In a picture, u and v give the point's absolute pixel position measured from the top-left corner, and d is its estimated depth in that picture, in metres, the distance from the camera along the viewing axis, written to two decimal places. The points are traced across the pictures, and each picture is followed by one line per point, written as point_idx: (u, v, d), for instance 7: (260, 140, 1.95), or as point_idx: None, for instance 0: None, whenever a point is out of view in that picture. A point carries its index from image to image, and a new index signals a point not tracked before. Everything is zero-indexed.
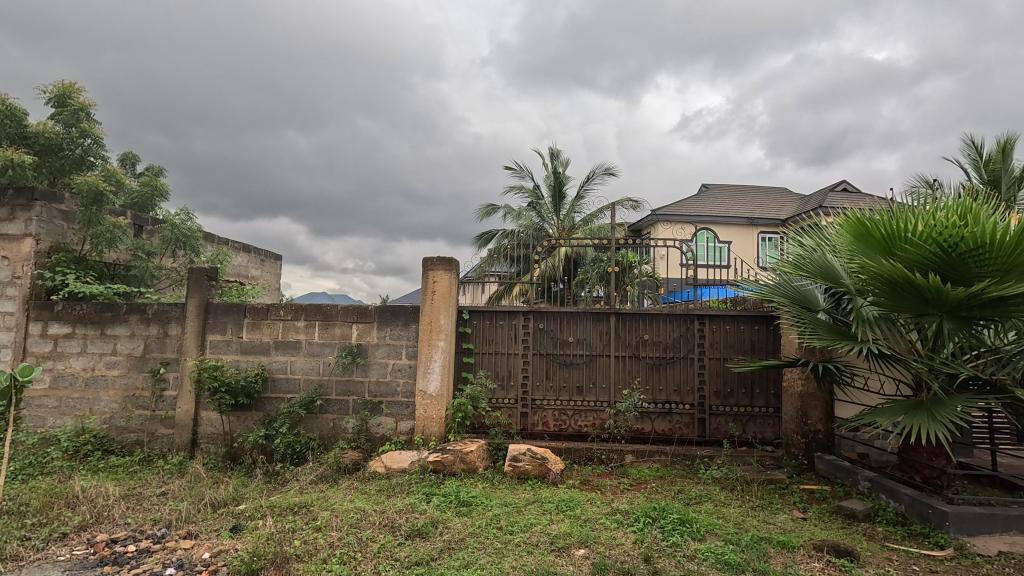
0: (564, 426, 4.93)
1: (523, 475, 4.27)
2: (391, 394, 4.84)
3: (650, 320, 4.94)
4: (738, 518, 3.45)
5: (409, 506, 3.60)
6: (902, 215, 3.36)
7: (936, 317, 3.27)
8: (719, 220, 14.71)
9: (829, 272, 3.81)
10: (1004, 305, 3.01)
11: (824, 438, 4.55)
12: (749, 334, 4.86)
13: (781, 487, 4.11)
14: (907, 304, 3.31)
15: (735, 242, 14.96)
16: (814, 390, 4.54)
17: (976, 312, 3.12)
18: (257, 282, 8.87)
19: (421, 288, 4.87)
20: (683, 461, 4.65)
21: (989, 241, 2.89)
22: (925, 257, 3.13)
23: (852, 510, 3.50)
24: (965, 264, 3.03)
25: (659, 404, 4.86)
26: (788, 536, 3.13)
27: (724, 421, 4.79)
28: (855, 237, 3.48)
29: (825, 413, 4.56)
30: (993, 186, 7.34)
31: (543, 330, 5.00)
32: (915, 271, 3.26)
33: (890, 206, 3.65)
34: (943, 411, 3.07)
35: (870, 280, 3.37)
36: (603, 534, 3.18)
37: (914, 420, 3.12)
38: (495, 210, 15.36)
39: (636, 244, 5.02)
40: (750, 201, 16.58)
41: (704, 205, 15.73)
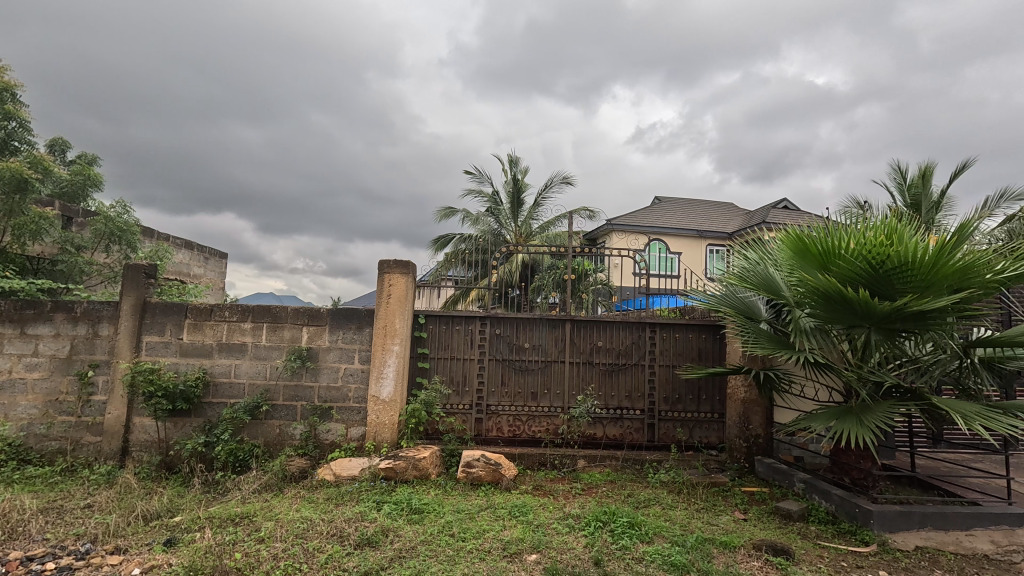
0: (517, 432, 4.94)
1: (476, 481, 4.25)
2: (342, 399, 4.71)
3: (603, 327, 5.06)
4: (683, 520, 3.57)
5: (359, 514, 3.51)
6: (837, 232, 3.59)
7: (865, 329, 3.51)
8: (670, 231, 15.22)
9: (771, 285, 4.02)
10: (922, 318, 3.28)
11: (763, 441, 4.77)
12: (697, 342, 5.06)
13: (724, 489, 4.28)
14: (840, 316, 3.54)
15: (684, 254, 15.52)
16: (756, 396, 4.75)
17: (899, 325, 3.38)
18: (200, 281, 8.45)
19: (376, 290, 4.76)
20: (633, 465, 4.76)
21: (911, 260, 3.14)
22: (856, 272, 3.37)
23: (788, 510, 3.69)
24: (890, 280, 3.29)
25: (611, 410, 4.97)
26: (730, 536, 3.27)
27: (672, 426, 4.96)
28: (794, 252, 3.70)
29: (766, 418, 4.78)
30: (915, 208, 7.99)
31: (499, 335, 5.02)
32: (847, 285, 3.51)
33: (826, 223, 3.89)
34: (870, 417, 3.31)
35: (807, 293, 3.60)
36: (555, 539, 3.21)
37: (844, 425, 3.33)
38: (453, 213, 15.33)
39: (591, 252, 5.12)
40: (699, 214, 17.30)
41: (656, 217, 16.27)
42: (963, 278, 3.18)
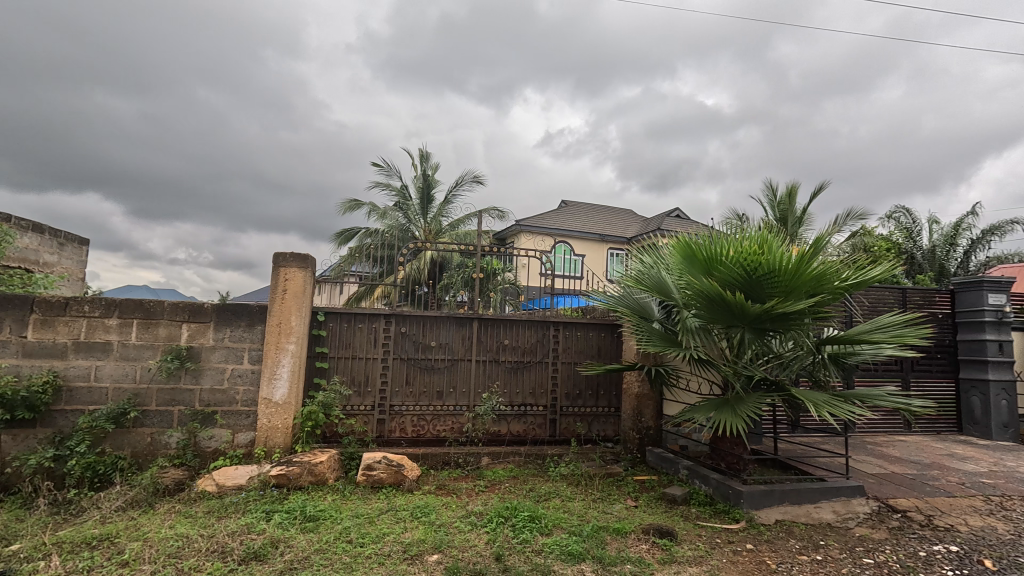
0: (422, 432, 4.86)
1: (377, 484, 4.12)
2: (228, 403, 4.33)
3: (509, 326, 5.14)
4: (580, 511, 3.73)
5: (244, 527, 3.24)
6: (719, 240, 3.96)
7: (740, 328, 3.91)
8: (575, 234, 15.85)
9: (662, 287, 4.34)
10: (785, 319, 3.72)
11: (654, 432, 5.14)
12: (597, 340, 5.33)
13: (618, 479, 4.55)
14: (720, 316, 3.91)
15: (588, 256, 16.25)
16: (648, 390, 5.10)
17: (767, 324, 3.81)
18: (52, 271, 7.31)
19: (270, 285, 4.42)
20: (535, 460, 4.89)
21: (777, 267, 3.55)
22: (734, 277, 3.74)
23: (673, 495, 4.00)
24: (761, 285, 3.69)
25: (515, 407, 5.07)
26: (622, 523, 3.47)
27: (572, 421, 5.18)
28: (683, 257, 4.03)
29: (656, 411, 5.15)
30: (782, 222, 9.06)
31: (404, 333, 4.90)
32: (726, 289, 3.88)
33: (710, 232, 4.28)
34: (742, 407, 3.69)
35: (693, 295, 3.93)
36: (456, 538, 3.21)
37: (721, 415, 3.69)
38: (359, 207, 14.72)
39: (500, 252, 5.18)
40: (602, 218, 18.22)
41: (562, 219, 16.86)
42: (817, 284, 3.65)
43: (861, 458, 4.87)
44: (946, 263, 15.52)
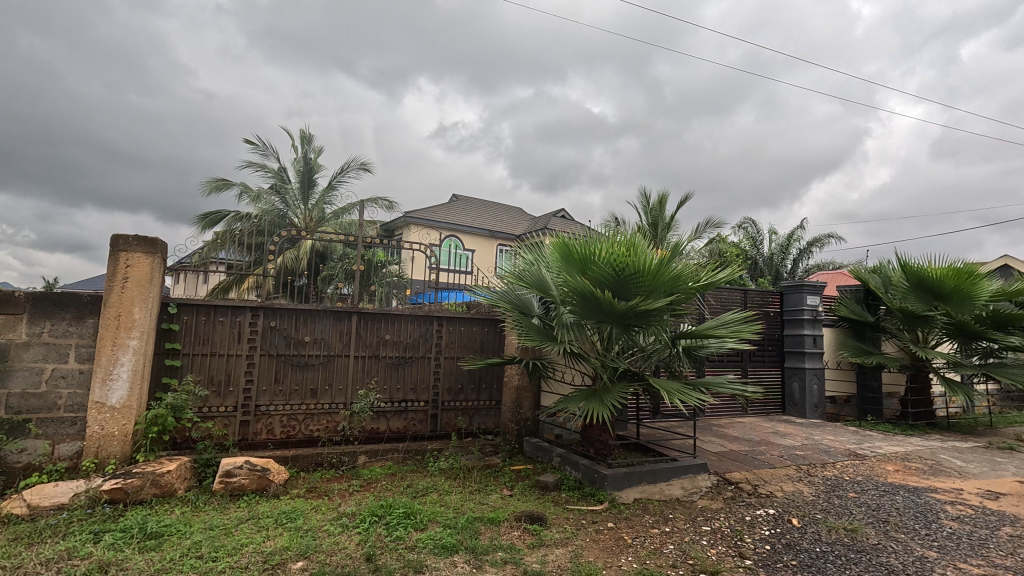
0: (292, 432, 4.56)
1: (238, 491, 3.78)
2: (47, 409, 3.70)
3: (391, 320, 5.01)
4: (457, 503, 3.78)
5: (64, 553, 2.79)
6: (593, 241, 4.23)
7: (609, 324, 4.22)
8: (465, 229, 15.90)
9: (542, 284, 4.52)
10: (648, 315, 4.09)
11: (531, 423, 5.35)
12: (480, 334, 5.41)
13: (496, 470, 4.67)
14: (592, 313, 4.18)
15: (478, 251, 16.40)
16: (527, 383, 5.30)
17: (632, 320, 4.15)
18: None
19: (107, 271, 3.83)
20: (414, 456, 4.84)
21: (642, 268, 3.89)
22: (604, 276, 4.02)
23: (545, 482, 4.21)
24: (627, 284, 4.01)
25: (395, 403, 4.96)
26: (496, 513, 3.58)
27: (454, 415, 5.20)
28: (561, 256, 4.24)
29: (534, 402, 5.37)
30: (653, 228, 9.93)
31: (274, 328, 4.55)
32: (598, 287, 4.16)
33: (587, 233, 4.56)
34: (608, 397, 3.99)
35: (569, 292, 4.15)
36: (325, 542, 3.06)
37: (590, 405, 3.95)
38: (228, 187, 13.34)
39: (386, 244, 5.04)
40: (493, 215, 18.49)
41: (453, 213, 16.81)
42: (674, 285, 4.07)
43: (707, 439, 5.52)
44: (781, 268, 18.18)
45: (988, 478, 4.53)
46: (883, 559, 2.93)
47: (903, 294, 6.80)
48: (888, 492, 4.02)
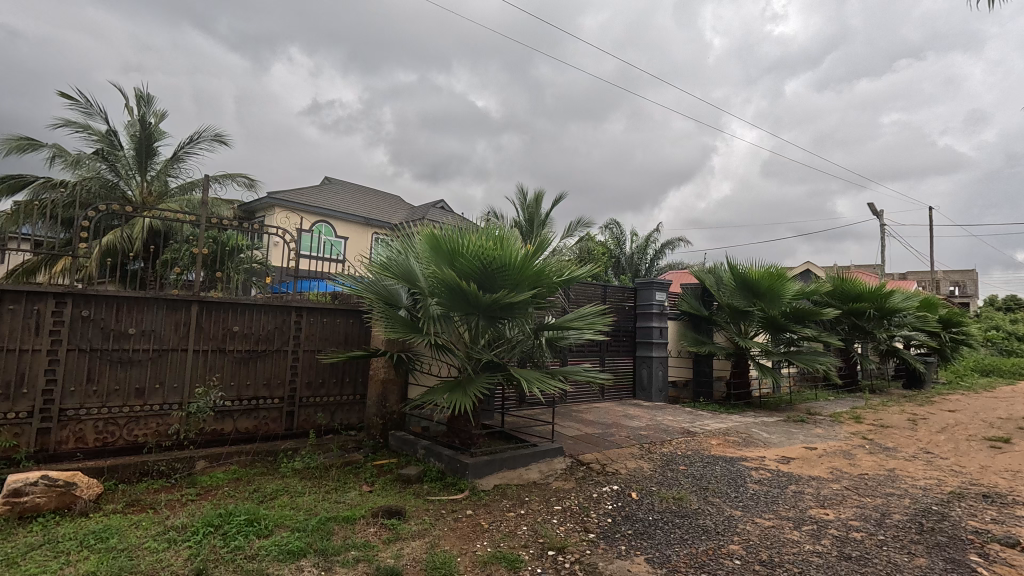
0: (110, 439, 3.93)
1: (30, 512, 3.15)
2: None
3: (241, 310, 4.55)
4: (309, 505, 3.57)
5: None
6: (462, 234, 4.26)
7: (475, 316, 4.29)
8: (337, 214, 15.02)
9: (409, 275, 4.44)
10: (512, 308, 4.23)
11: (397, 417, 5.24)
12: (344, 326, 5.15)
13: (356, 466, 4.50)
14: (458, 305, 4.21)
15: (351, 239, 15.61)
16: (393, 376, 5.18)
17: (498, 312, 4.26)
18: None
19: None
20: (265, 457, 4.48)
21: (507, 262, 4.01)
22: (471, 269, 4.07)
23: (407, 475, 4.16)
24: (493, 277, 4.11)
25: (244, 402, 4.53)
26: (352, 510, 3.45)
27: (312, 412, 4.90)
28: (429, 247, 4.20)
29: (400, 395, 5.26)
30: (528, 224, 10.29)
31: (87, 318, 3.87)
32: (465, 280, 4.20)
33: (457, 225, 4.56)
34: (471, 387, 4.05)
35: (436, 284, 4.13)
36: (145, 561, 2.69)
37: (454, 396, 3.97)
38: (35, 147, 11.03)
39: (246, 228, 4.56)
40: (369, 201, 17.73)
41: (324, 197, 15.78)
42: (537, 279, 4.24)
43: (566, 424, 5.90)
44: (640, 267, 20.04)
45: (784, 446, 5.46)
46: (700, 521, 3.38)
47: (731, 294, 7.85)
48: (710, 463, 4.66)
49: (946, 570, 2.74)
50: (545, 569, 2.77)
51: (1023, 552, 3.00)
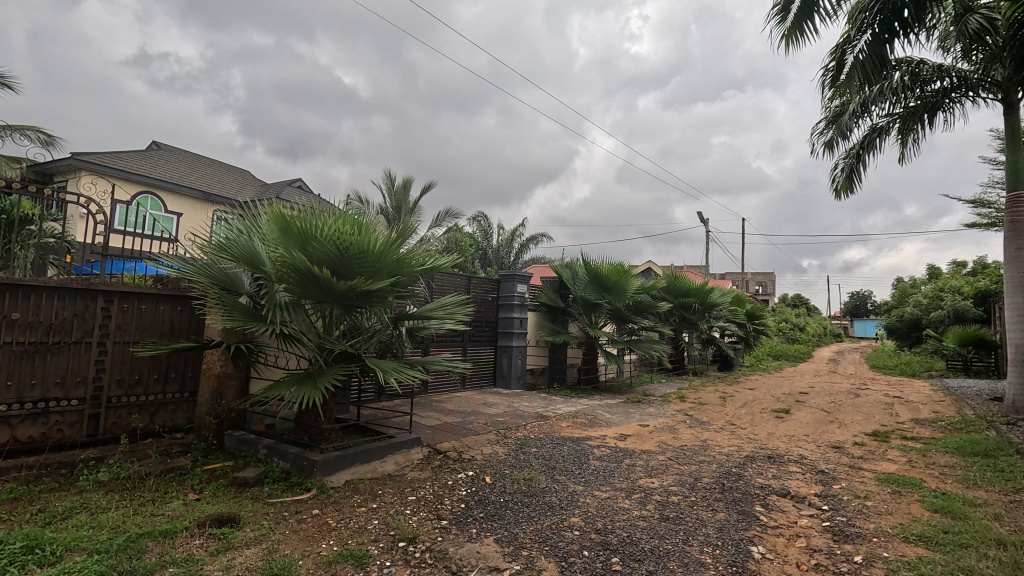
0: None
1: None
2: None
3: (23, 294, 3.69)
4: (116, 522, 3.05)
5: None
6: (316, 216, 3.95)
7: (329, 304, 4.02)
8: (168, 185, 13.01)
9: (252, 258, 4.00)
10: (370, 296, 4.06)
11: (236, 415, 4.72)
12: (170, 315, 4.52)
13: (182, 473, 3.96)
14: (309, 292, 3.91)
15: (185, 215, 13.63)
16: (232, 370, 4.66)
17: (354, 301, 4.06)
18: None
19: None
20: (58, 470, 3.69)
21: (366, 248, 3.82)
22: (326, 254, 3.81)
23: (245, 478, 3.77)
24: (350, 263, 3.89)
25: (27, 405, 3.70)
26: (173, 523, 3.03)
27: (125, 414, 4.22)
28: (277, 228, 3.83)
29: (240, 391, 4.75)
30: None
31: None
32: (318, 265, 3.92)
33: (310, 206, 4.22)
34: (321, 379, 3.79)
35: (284, 269, 3.78)
36: None
37: (301, 390, 3.66)
38: None
39: (38, 194, 3.69)
40: (210, 173, 15.64)
41: (151, 164, 13.54)
42: (397, 267, 4.12)
43: (425, 414, 5.87)
44: (505, 259, 20.68)
45: (622, 425, 6.08)
46: (547, 498, 3.62)
47: (586, 287, 8.54)
48: (558, 444, 5.00)
49: (737, 520, 3.29)
50: (394, 561, 2.72)
51: (789, 500, 3.75)
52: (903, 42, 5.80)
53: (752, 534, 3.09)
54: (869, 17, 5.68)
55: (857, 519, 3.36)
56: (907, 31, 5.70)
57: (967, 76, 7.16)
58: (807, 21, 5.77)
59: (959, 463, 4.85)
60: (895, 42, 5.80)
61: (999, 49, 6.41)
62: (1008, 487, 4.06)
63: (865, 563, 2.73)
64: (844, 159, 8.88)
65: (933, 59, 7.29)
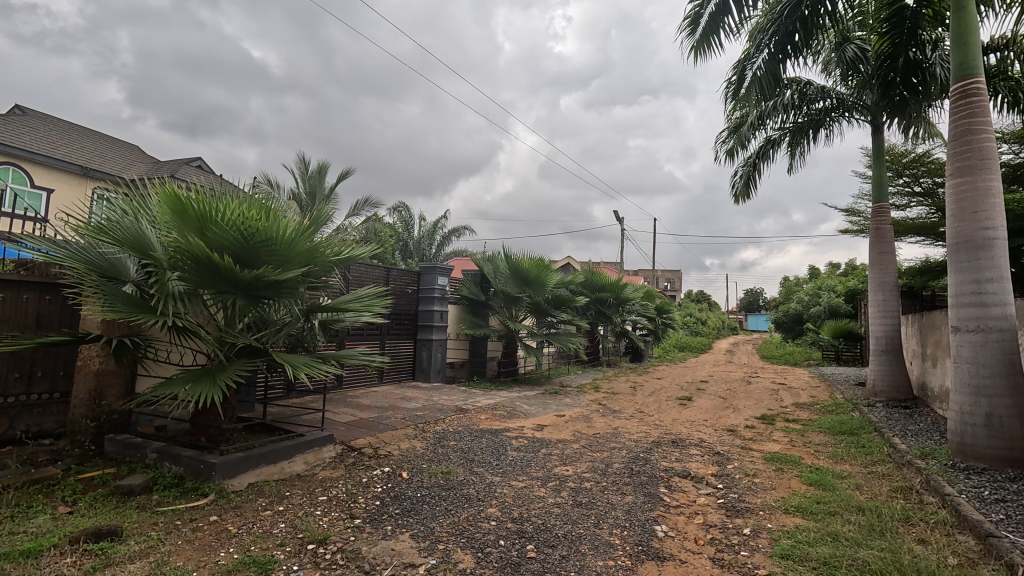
0: None
1: None
2: None
3: None
4: None
5: None
6: (218, 199, 3.64)
7: (231, 294, 3.72)
8: (36, 157, 11.35)
9: (139, 242, 3.59)
10: (278, 287, 3.81)
11: (119, 417, 4.23)
12: (36, 305, 3.98)
13: (50, 484, 3.48)
14: (207, 282, 3.58)
15: (57, 192, 11.97)
16: (114, 367, 4.14)
17: (260, 292, 3.79)
18: None
19: None
20: None
21: (275, 237, 3.58)
22: (228, 240, 3.51)
23: (129, 486, 3.39)
24: (256, 252, 3.62)
25: None
26: (37, 541, 2.66)
27: None
28: (171, 210, 3.47)
29: (125, 391, 4.25)
30: None
31: None
32: (218, 252, 3.60)
33: (211, 188, 3.88)
34: (222, 375, 3.50)
35: (178, 256, 3.44)
36: None
37: (198, 387, 3.36)
38: None
39: None
40: (89, 146, 13.85)
41: (13, 132, 11.73)
42: (309, 257, 3.90)
43: (339, 410, 5.64)
44: (427, 252, 20.35)
45: (540, 415, 6.23)
46: (465, 491, 3.62)
47: (507, 281, 8.58)
48: (477, 437, 5.02)
49: (643, 502, 3.50)
50: (303, 565, 2.59)
51: (690, 481, 4.05)
52: (793, 63, 6.42)
53: (656, 514, 3.30)
54: (765, 37, 6.23)
55: (746, 495, 3.70)
56: (797, 53, 6.32)
57: (844, 98, 8.07)
58: (713, 36, 6.21)
59: (829, 441, 5.50)
60: (787, 63, 6.41)
61: (869, 76, 7.28)
62: (867, 460, 4.67)
63: (752, 534, 3.01)
64: (743, 167, 9.69)
65: (817, 81, 8.14)
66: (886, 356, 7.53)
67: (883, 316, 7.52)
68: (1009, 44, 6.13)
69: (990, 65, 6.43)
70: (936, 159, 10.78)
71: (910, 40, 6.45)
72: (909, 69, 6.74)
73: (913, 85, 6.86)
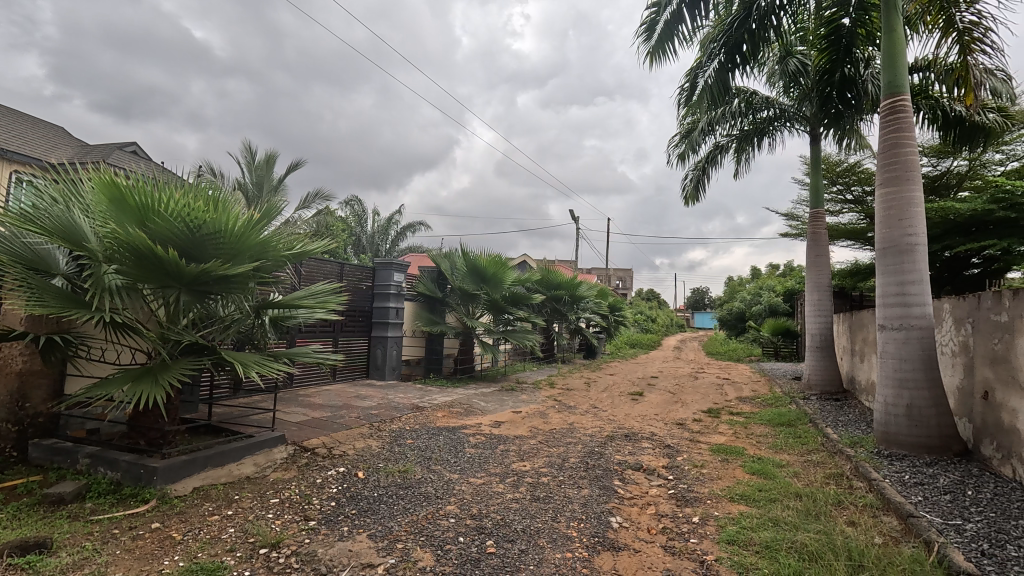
0: None
1: None
2: None
3: None
4: None
5: None
6: (161, 188, 3.44)
7: (175, 289, 3.53)
8: None
9: (70, 232, 3.34)
10: (226, 282, 3.64)
11: (45, 421, 3.93)
12: None
13: None
14: (149, 275, 3.38)
15: None
16: (40, 366, 3.86)
17: (206, 287, 3.61)
18: None
19: None
20: None
21: (224, 229, 3.43)
22: (172, 232, 3.33)
23: (60, 494, 3.15)
24: (203, 245, 3.46)
25: None
26: None
27: None
28: (109, 199, 3.25)
29: (52, 392, 3.96)
30: None
31: None
32: (161, 244, 3.41)
33: (152, 176, 3.65)
34: (165, 374, 3.31)
35: (116, 247, 3.23)
36: None
37: (138, 387, 3.17)
38: None
39: None
40: (6, 126, 12.66)
41: None
42: (261, 251, 3.76)
43: (290, 410, 5.45)
44: (380, 247, 19.93)
45: (497, 412, 6.26)
46: (423, 489, 3.59)
47: (464, 278, 8.55)
48: (434, 434, 4.99)
49: (599, 495, 3.60)
50: (255, 569, 2.50)
51: (642, 473, 4.20)
52: (741, 72, 6.73)
53: (611, 506, 3.40)
54: (716, 47, 6.50)
55: (695, 485, 3.87)
56: (744, 63, 6.61)
57: (785, 109, 8.54)
58: (668, 43, 6.41)
59: (769, 432, 5.83)
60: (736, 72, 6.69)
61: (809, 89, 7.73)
62: (803, 449, 4.99)
63: (700, 522, 3.16)
64: (692, 170, 10.06)
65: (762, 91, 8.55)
66: (820, 352, 8.04)
67: (817, 314, 8.03)
68: (930, 65, 6.73)
69: (914, 83, 7.03)
70: (865, 169, 11.60)
71: (845, 57, 6.93)
72: (844, 84, 7.22)
73: (848, 99, 7.35)
